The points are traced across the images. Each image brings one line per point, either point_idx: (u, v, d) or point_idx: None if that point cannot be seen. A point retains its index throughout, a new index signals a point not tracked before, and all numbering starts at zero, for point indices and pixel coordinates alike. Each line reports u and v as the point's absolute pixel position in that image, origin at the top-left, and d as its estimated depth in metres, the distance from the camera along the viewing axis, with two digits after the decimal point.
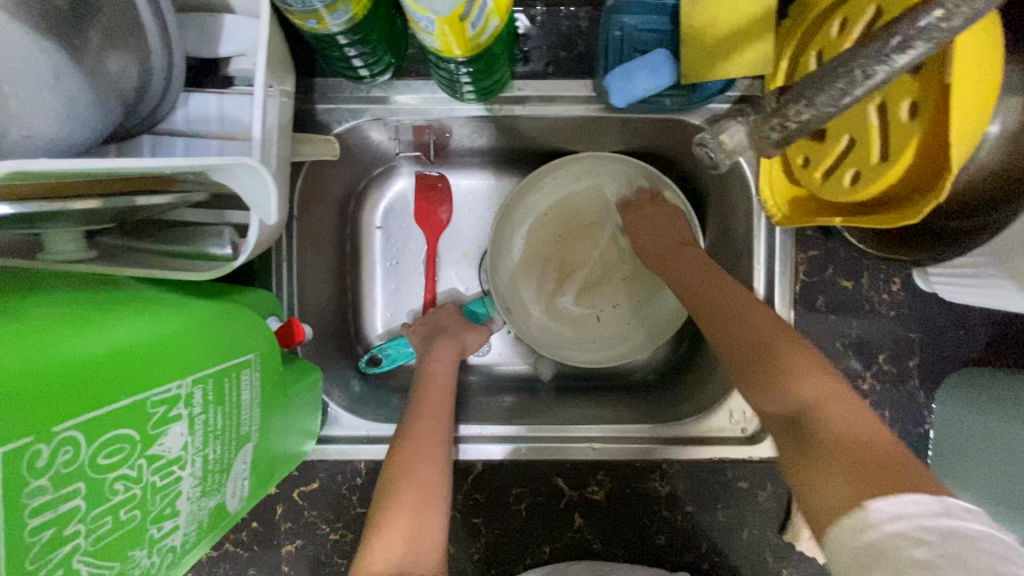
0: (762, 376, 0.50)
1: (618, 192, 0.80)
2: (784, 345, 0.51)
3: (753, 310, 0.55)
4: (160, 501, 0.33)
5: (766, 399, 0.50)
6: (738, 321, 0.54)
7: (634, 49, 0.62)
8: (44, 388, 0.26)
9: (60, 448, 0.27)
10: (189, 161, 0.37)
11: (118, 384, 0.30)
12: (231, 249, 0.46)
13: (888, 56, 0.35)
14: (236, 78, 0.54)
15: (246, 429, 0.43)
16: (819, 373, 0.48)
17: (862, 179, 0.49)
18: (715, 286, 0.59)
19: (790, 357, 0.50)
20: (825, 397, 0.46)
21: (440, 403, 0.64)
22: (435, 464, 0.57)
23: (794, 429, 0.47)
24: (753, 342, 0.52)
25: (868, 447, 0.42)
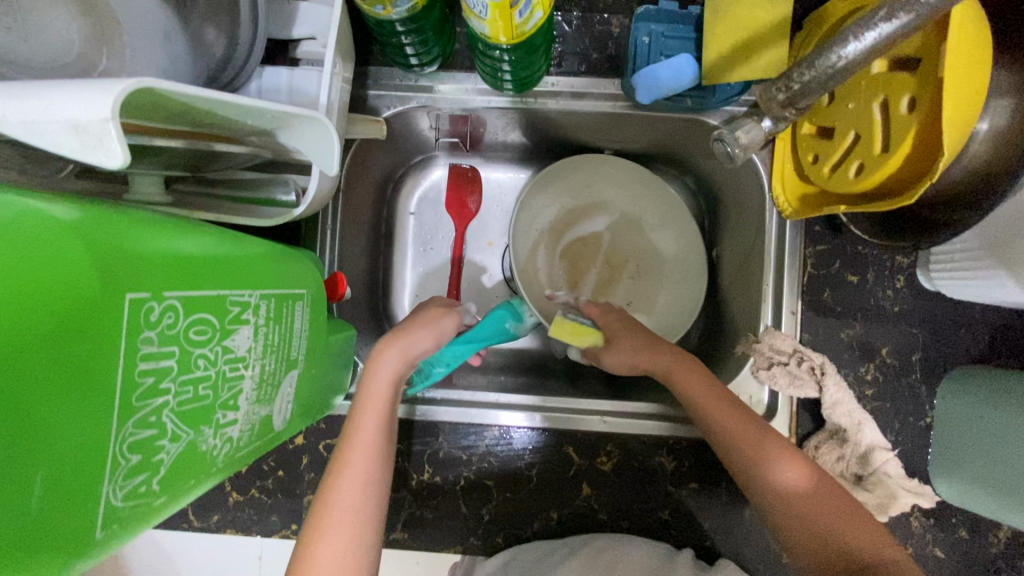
0: (818, 534, 0.51)
1: (615, 195, 0.86)
2: (852, 507, 0.52)
3: (798, 470, 0.54)
4: (228, 390, 0.38)
5: (827, 551, 0.50)
6: (808, 482, 0.53)
7: (660, 54, 0.67)
8: (162, 261, 0.31)
9: (165, 312, 0.31)
10: (275, 107, 0.43)
11: (209, 277, 0.35)
12: (294, 197, 0.54)
13: (874, 23, 0.36)
14: (303, 59, 0.61)
15: (295, 356, 0.48)
16: (867, 526, 0.50)
17: (865, 169, 0.53)
18: (763, 435, 0.55)
19: (836, 504, 0.52)
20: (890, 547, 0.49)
21: (373, 427, 0.54)
22: (363, 498, 0.50)
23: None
24: (828, 510, 0.51)
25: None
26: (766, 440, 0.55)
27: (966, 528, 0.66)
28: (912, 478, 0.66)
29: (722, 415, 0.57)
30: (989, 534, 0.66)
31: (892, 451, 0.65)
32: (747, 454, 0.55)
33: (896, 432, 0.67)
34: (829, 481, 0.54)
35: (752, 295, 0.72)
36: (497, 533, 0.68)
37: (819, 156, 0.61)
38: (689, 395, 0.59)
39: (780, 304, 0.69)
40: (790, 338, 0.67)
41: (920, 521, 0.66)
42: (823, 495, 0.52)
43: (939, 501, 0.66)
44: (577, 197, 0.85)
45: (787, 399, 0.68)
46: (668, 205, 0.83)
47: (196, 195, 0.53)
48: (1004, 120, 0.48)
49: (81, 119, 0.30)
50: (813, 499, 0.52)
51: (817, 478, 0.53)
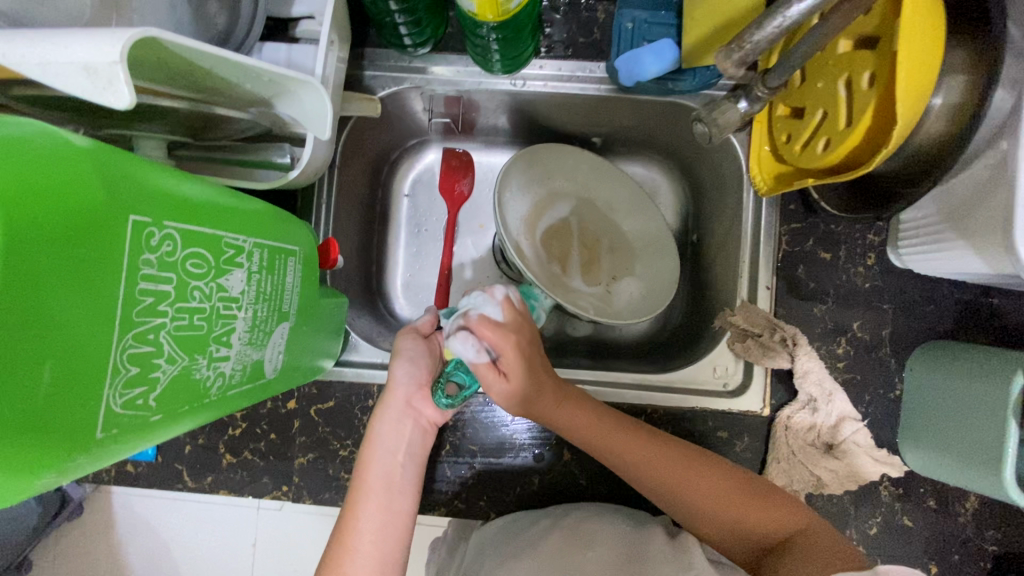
0: (725, 521, 0.59)
1: (582, 181, 0.85)
2: (750, 488, 0.59)
3: (711, 476, 0.60)
4: (221, 326, 0.41)
5: (734, 535, 0.59)
6: (710, 481, 0.60)
7: (643, 38, 0.70)
8: (165, 194, 0.34)
9: (165, 240, 0.34)
10: (272, 70, 0.46)
11: (207, 217, 0.38)
12: (290, 159, 0.58)
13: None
14: (302, 37, 0.64)
15: (286, 308, 0.51)
16: (766, 504, 0.58)
17: (831, 143, 0.56)
18: (660, 451, 0.61)
19: (751, 494, 0.59)
20: (790, 515, 0.57)
21: (393, 449, 0.56)
22: (384, 517, 0.53)
23: (776, 553, 0.56)
24: (727, 501, 0.59)
25: (835, 546, 0.53)
26: (666, 456, 0.61)
27: (934, 498, 0.68)
28: (882, 448, 0.69)
29: (614, 441, 0.61)
30: (957, 504, 0.68)
31: (862, 422, 0.68)
32: (653, 472, 0.60)
33: (866, 405, 0.69)
34: (727, 468, 0.61)
35: (730, 273, 0.75)
36: (480, 497, 0.70)
37: (791, 135, 0.64)
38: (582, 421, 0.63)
39: (756, 280, 0.71)
40: (765, 312, 0.70)
41: (890, 491, 0.68)
42: (739, 492, 0.59)
43: (907, 471, 0.68)
44: (543, 185, 0.84)
45: (762, 371, 0.70)
46: (631, 195, 0.86)
47: (197, 160, 0.56)
48: (956, 95, 0.50)
49: (94, 61, 0.33)
50: (718, 492, 0.59)
51: (730, 478, 0.60)
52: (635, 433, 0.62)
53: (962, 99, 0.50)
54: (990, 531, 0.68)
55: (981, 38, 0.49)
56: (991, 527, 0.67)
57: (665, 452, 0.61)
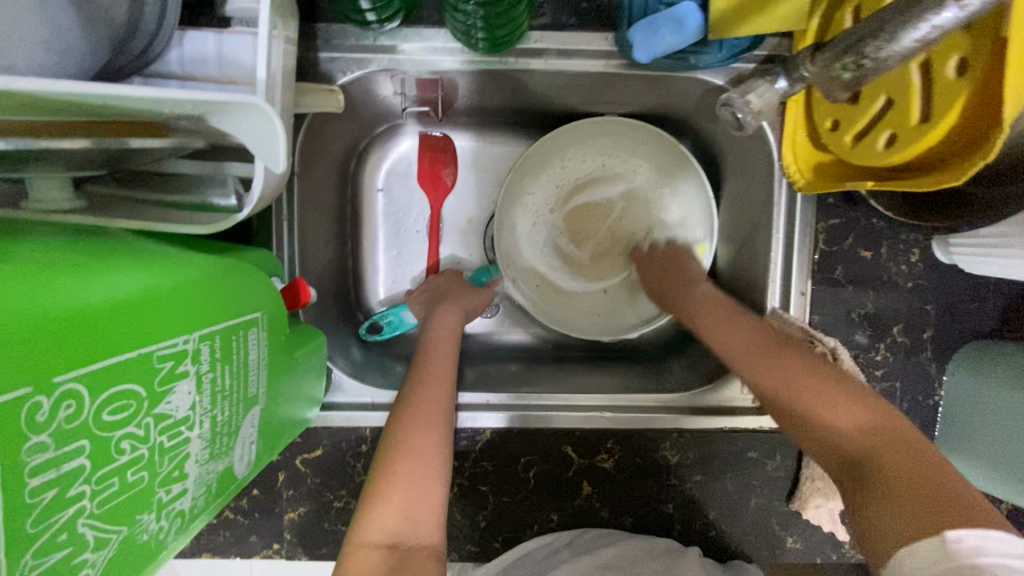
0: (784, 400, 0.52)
1: (633, 158, 0.78)
2: (823, 374, 0.52)
3: (791, 359, 0.54)
4: (168, 463, 0.31)
5: (822, 442, 0.49)
6: (819, 396, 0.50)
7: (659, 2, 0.58)
8: (35, 337, 0.23)
9: (62, 402, 0.24)
10: (193, 95, 0.34)
11: (115, 337, 0.27)
12: (236, 200, 0.45)
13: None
14: (235, 17, 0.50)
15: (255, 391, 0.41)
16: (854, 409, 0.48)
17: (897, 142, 0.47)
18: (766, 354, 0.56)
19: (866, 407, 0.48)
20: (871, 426, 0.46)
21: (441, 371, 0.60)
22: (434, 436, 0.54)
23: (852, 477, 0.45)
24: (798, 379, 0.52)
25: (934, 486, 0.40)
26: (772, 359, 0.55)
27: None
28: None
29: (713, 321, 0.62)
30: (990, 508, 0.65)
31: None
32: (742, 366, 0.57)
33: (904, 413, 0.64)
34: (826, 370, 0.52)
35: (757, 274, 0.67)
36: (494, 539, 0.64)
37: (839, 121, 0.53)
38: (703, 314, 0.64)
39: (789, 285, 0.64)
40: (799, 321, 0.63)
41: None
42: (866, 409, 0.48)
43: None
44: (594, 160, 0.78)
45: None
46: (690, 187, 0.75)
47: (114, 199, 0.44)
48: None
49: None
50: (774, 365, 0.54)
51: (863, 399, 0.48)
52: (727, 317, 0.61)
53: None
54: None
55: None
56: None
57: (751, 329, 0.59)
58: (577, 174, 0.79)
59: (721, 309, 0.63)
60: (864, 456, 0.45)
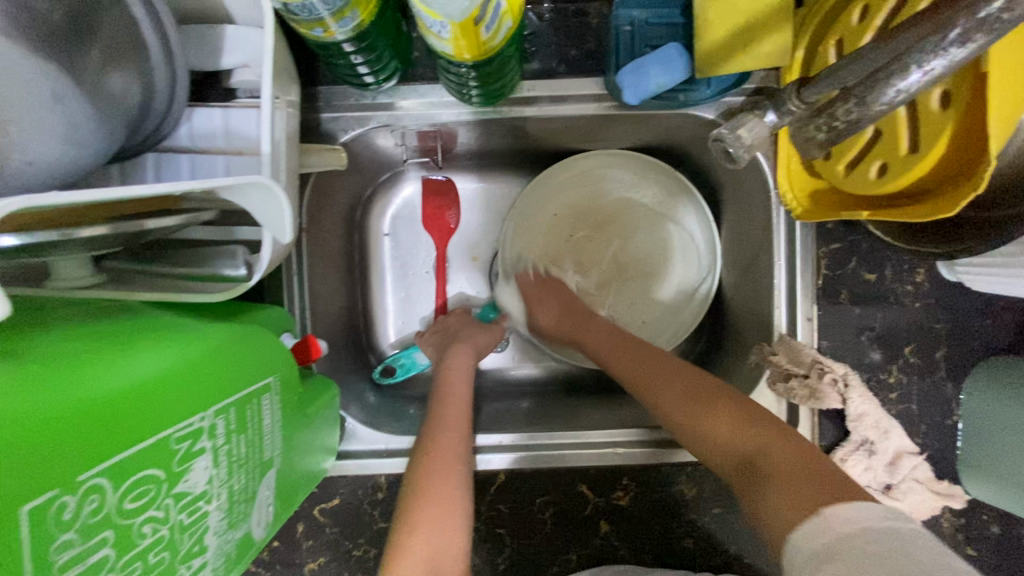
0: (688, 407, 0.57)
1: (630, 187, 0.79)
2: (711, 390, 0.57)
3: (697, 380, 0.59)
4: (188, 539, 0.32)
5: (716, 450, 0.54)
6: (715, 417, 0.55)
7: (646, 44, 0.60)
8: (55, 439, 0.25)
9: (86, 497, 0.26)
10: (202, 183, 0.35)
11: (130, 428, 0.29)
12: (245, 269, 0.46)
13: (943, 50, 0.33)
14: (240, 89, 0.52)
15: (269, 454, 0.42)
16: (733, 418, 0.54)
17: (889, 171, 0.48)
18: (683, 398, 0.57)
19: (754, 420, 0.54)
20: (743, 433, 0.53)
21: (457, 415, 0.61)
22: (452, 480, 0.54)
23: (749, 471, 0.51)
24: (682, 404, 0.57)
25: (807, 472, 0.48)
26: (690, 401, 0.57)
27: (997, 525, 0.63)
28: (942, 480, 0.63)
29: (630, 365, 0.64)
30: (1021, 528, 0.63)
31: (919, 456, 0.62)
32: (671, 414, 0.58)
33: (923, 435, 0.63)
34: (714, 389, 0.57)
35: (762, 300, 0.67)
36: None
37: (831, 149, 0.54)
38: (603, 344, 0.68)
39: (795, 311, 0.64)
40: (808, 346, 0.63)
41: (951, 522, 0.63)
42: (741, 415, 0.54)
43: (969, 501, 0.63)
44: (592, 190, 0.80)
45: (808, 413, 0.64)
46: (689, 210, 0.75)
47: (132, 272, 0.46)
48: None
49: None
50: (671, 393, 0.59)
51: (734, 404, 0.55)
52: (654, 361, 0.62)
53: None
54: None
55: None
56: None
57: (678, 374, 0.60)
58: (578, 206, 0.80)
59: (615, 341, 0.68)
60: (755, 453, 0.51)
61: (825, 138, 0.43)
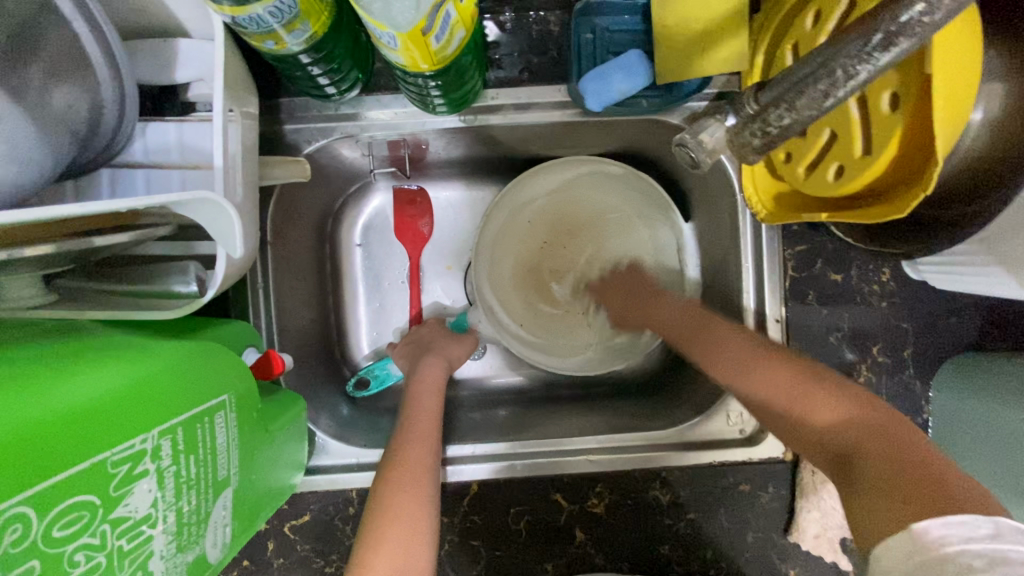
0: (768, 392, 0.54)
1: (599, 194, 0.79)
2: (809, 376, 0.53)
3: (772, 366, 0.55)
4: (130, 565, 0.32)
5: (818, 441, 0.50)
6: (787, 381, 0.53)
7: (607, 52, 0.60)
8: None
9: (7, 527, 0.25)
10: (142, 200, 0.35)
11: (53, 455, 0.28)
12: (197, 285, 0.45)
13: (869, 55, 0.33)
14: (198, 102, 0.52)
15: (225, 473, 0.41)
16: (835, 399, 0.51)
17: (845, 174, 0.48)
18: (744, 354, 0.57)
19: (850, 406, 0.50)
20: (853, 420, 0.49)
21: (426, 428, 0.60)
22: (419, 495, 0.54)
23: (844, 472, 0.47)
24: (759, 372, 0.55)
25: (921, 475, 0.42)
26: (749, 360, 0.56)
27: None
28: None
29: (712, 337, 0.60)
30: None
31: None
32: (772, 401, 0.54)
33: None
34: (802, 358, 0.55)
35: (732, 303, 0.67)
36: None
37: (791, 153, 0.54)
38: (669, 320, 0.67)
39: (764, 313, 0.64)
40: None
41: None
42: (854, 405, 0.50)
43: None
44: (564, 196, 0.79)
45: None
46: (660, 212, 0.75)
47: (84, 290, 0.45)
48: (998, 105, 0.44)
49: None
50: (732, 356, 0.57)
51: (847, 395, 0.51)
52: (710, 329, 0.61)
53: (1003, 115, 0.43)
54: None
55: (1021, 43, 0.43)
56: None
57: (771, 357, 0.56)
58: (551, 212, 0.80)
59: (683, 309, 0.67)
60: (853, 451, 0.47)
61: (761, 144, 0.41)
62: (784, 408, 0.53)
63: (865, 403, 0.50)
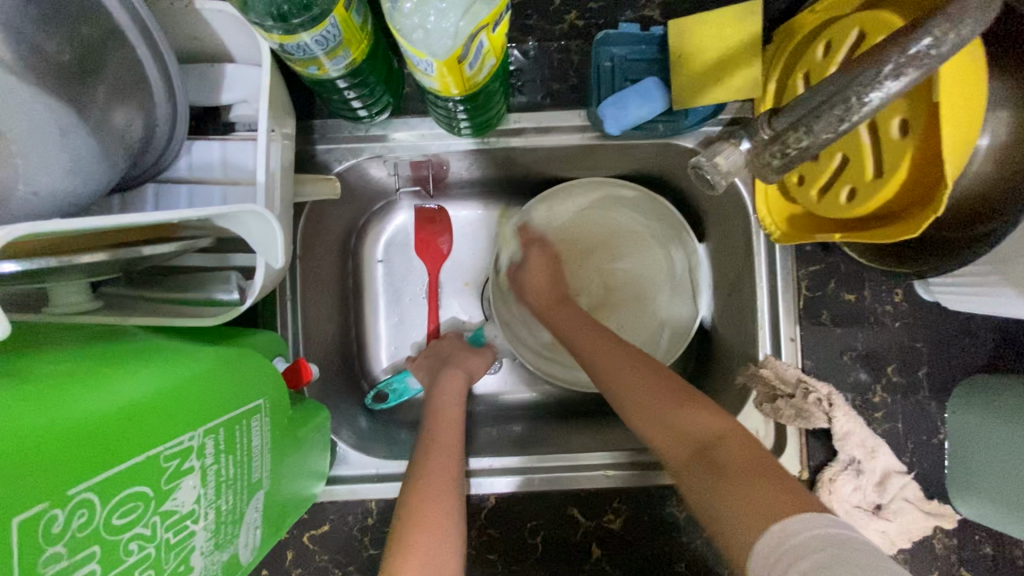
0: (632, 385, 0.59)
1: (615, 216, 0.81)
2: (673, 383, 0.59)
3: (639, 368, 0.61)
4: (174, 558, 0.33)
5: (669, 441, 0.55)
6: (659, 390, 0.58)
7: (625, 78, 0.63)
8: (43, 456, 0.26)
9: (75, 511, 0.27)
10: (197, 211, 0.38)
11: (115, 448, 0.30)
12: (238, 294, 0.48)
13: (881, 82, 0.35)
14: (237, 122, 0.55)
15: (258, 476, 0.42)
16: (702, 412, 0.54)
17: (857, 195, 0.50)
18: (615, 359, 0.63)
19: (713, 413, 0.54)
20: (708, 424, 0.53)
21: (449, 438, 0.62)
22: (443, 506, 0.54)
23: (700, 462, 0.51)
24: (624, 367, 0.61)
25: (759, 464, 0.49)
26: (620, 362, 0.62)
27: (990, 545, 0.63)
28: (931, 499, 0.63)
29: (588, 340, 0.66)
30: (1015, 549, 0.63)
31: (908, 475, 0.63)
32: (627, 406, 0.59)
33: (910, 454, 0.64)
34: (665, 375, 0.60)
35: (746, 321, 0.68)
36: None
37: (804, 176, 0.56)
38: (575, 327, 0.70)
39: (778, 331, 0.65)
40: (792, 366, 0.64)
41: (943, 542, 0.63)
42: (712, 416, 0.54)
43: (960, 520, 0.63)
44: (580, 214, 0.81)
45: (795, 432, 0.64)
46: (677, 233, 0.77)
47: (128, 298, 0.48)
48: (1005, 132, 0.45)
49: None
50: (614, 353, 0.63)
51: (715, 411, 0.55)
52: (603, 339, 0.66)
53: (1010, 140, 0.45)
54: None
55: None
56: None
57: (636, 359, 0.62)
58: (565, 229, 0.81)
59: (587, 324, 0.69)
60: (710, 444, 0.52)
61: (779, 165, 0.42)
62: (652, 411, 0.57)
63: (725, 415, 0.54)
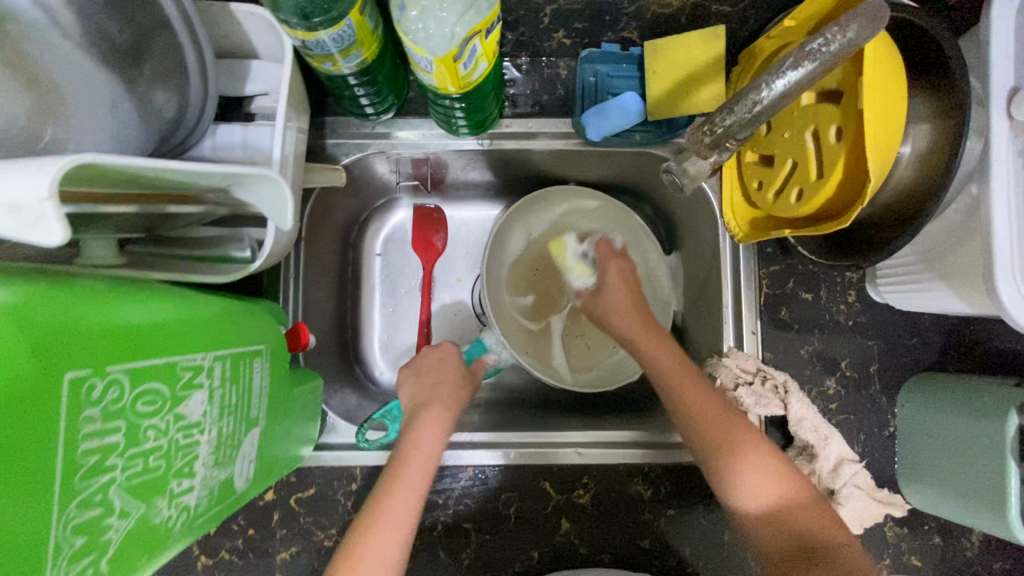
0: (737, 481, 0.55)
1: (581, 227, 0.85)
2: (781, 465, 0.56)
3: (750, 449, 0.56)
4: (181, 459, 0.37)
5: (781, 533, 0.54)
6: (772, 472, 0.55)
7: (607, 93, 0.70)
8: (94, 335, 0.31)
9: (110, 386, 0.31)
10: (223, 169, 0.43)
11: (147, 347, 0.34)
12: (250, 252, 0.56)
13: (784, 72, 0.42)
14: (258, 113, 0.62)
15: (255, 414, 0.47)
16: (810, 503, 0.54)
17: (805, 195, 0.56)
18: (729, 429, 0.57)
19: (811, 505, 0.54)
20: (817, 521, 0.53)
21: (431, 450, 0.59)
22: (404, 520, 0.53)
23: (804, 558, 0.52)
24: (738, 447, 0.56)
25: (861, 572, 0.50)
26: (737, 438, 0.56)
27: (939, 535, 0.67)
28: (881, 488, 0.68)
29: (702, 406, 0.58)
30: (962, 539, 0.67)
31: (860, 464, 0.67)
32: (743, 480, 0.55)
33: (862, 444, 0.68)
34: (769, 451, 0.56)
35: (713, 316, 0.74)
36: None
37: (762, 183, 0.62)
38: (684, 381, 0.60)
39: (741, 325, 0.71)
40: (753, 357, 0.69)
41: (894, 530, 0.67)
42: (814, 507, 0.54)
43: (909, 509, 0.67)
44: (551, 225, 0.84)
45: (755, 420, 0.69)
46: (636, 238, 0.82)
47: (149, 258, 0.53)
48: (924, 142, 0.52)
49: (20, 201, 0.30)
50: (721, 422, 0.58)
51: (811, 496, 0.55)
52: (714, 402, 0.59)
53: (928, 148, 0.52)
54: (997, 563, 0.67)
55: (941, 90, 0.51)
56: (998, 559, 0.67)
57: (736, 430, 0.57)
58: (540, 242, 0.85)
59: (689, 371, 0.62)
60: (822, 546, 0.52)
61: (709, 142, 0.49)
62: (763, 499, 0.54)
63: (814, 498, 0.55)
